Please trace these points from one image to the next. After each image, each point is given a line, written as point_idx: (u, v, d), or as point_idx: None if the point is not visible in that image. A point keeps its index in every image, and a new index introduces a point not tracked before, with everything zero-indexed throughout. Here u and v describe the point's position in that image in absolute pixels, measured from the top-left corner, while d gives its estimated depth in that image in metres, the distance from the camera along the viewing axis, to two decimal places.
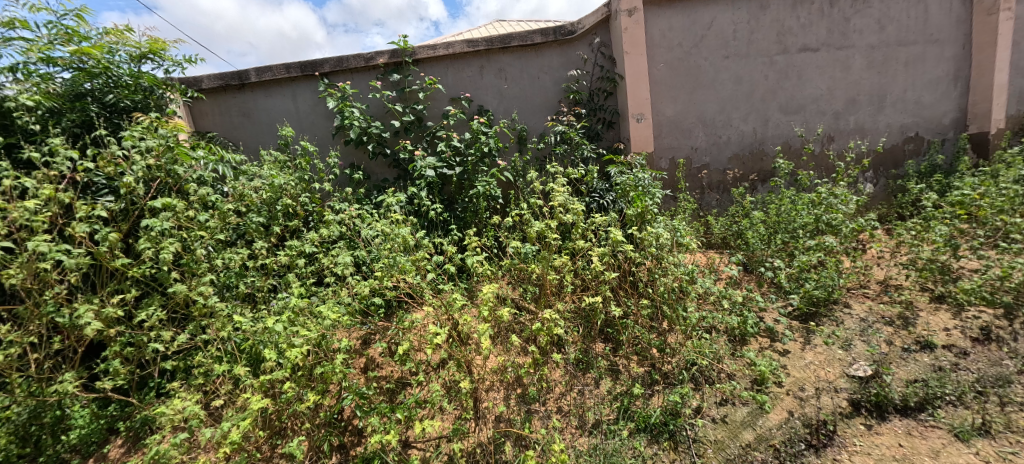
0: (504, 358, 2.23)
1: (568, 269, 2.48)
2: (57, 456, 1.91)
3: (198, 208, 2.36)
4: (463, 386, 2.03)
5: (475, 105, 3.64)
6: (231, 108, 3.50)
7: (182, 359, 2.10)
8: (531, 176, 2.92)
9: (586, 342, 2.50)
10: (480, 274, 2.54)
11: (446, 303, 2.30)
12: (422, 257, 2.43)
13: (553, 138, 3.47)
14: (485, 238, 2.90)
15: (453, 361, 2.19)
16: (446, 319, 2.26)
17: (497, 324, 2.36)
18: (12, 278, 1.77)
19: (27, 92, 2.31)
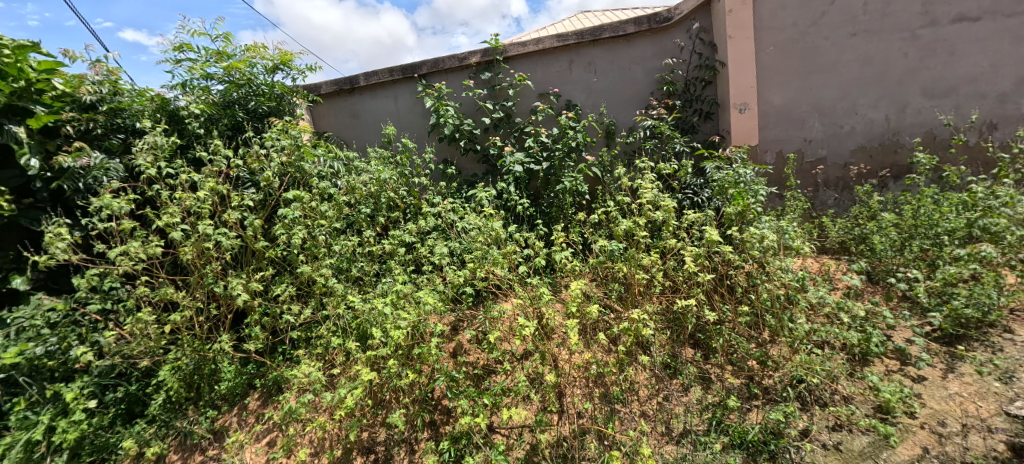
0: (589, 355, 2.22)
1: (658, 268, 2.39)
2: (211, 401, 2.31)
3: (320, 199, 2.68)
4: (548, 379, 2.07)
5: (563, 100, 3.63)
6: (342, 110, 3.90)
7: (305, 331, 2.41)
8: (618, 171, 2.85)
9: (675, 346, 2.40)
10: (568, 271, 2.55)
11: (534, 296, 2.35)
12: (512, 250, 2.51)
13: (644, 132, 3.34)
14: (571, 234, 2.90)
15: (539, 353, 2.25)
16: (533, 313, 2.31)
17: (583, 321, 2.34)
18: (186, 255, 2.18)
19: (194, 102, 2.80)
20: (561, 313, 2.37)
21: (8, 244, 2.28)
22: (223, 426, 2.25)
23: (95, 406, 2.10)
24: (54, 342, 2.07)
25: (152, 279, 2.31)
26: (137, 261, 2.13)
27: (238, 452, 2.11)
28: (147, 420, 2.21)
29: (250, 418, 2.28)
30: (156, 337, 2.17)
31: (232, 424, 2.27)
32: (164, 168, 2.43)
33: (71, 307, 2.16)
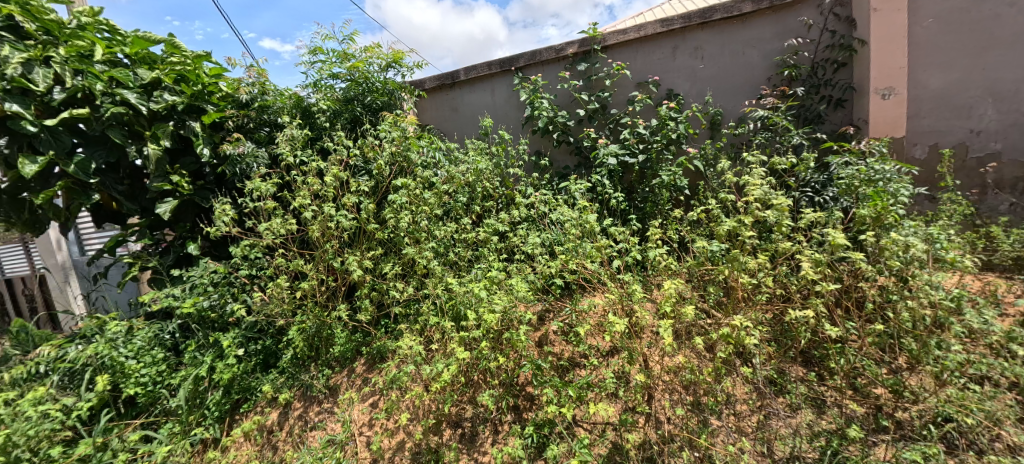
0: (684, 359, 2.11)
1: (767, 273, 2.17)
2: (327, 362, 2.62)
3: (423, 187, 2.87)
4: (637, 379, 2.00)
5: (664, 89, 3.43)
6: (443, 104, 4.11)
7: (405, 307, 2.61)
8: (722, 165, 2.63)
9: (783, 361, 2.17)
10: (663, 269, 2.44)
11: (625, 292, 2.27)
12: (605, 244, 2.45)
13: (755, 124, 3.04)
14: (668, 231, 2.74)
15: (627, 353, 2.17)
16: (623, 310, 2.26)
17: (679, 323, 2.21)
18: (313, 232, 2.49)
19: (322, 99, 3.16)
20: (653, 313, 2.27)
21: (186, 217, 2.80)
22: (336, 384, 2.56)
23: (242, 354, 2.51)
24: (215, 299, 2.52)
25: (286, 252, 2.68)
26: (276, 236, 2.49)
27: (348, 408, 2.38)
28: (278, 371, 2.59)
29: (357, 380, 2.55)
30: (289, 301, 2.52)
31: (343, 383, 2.56)
32: (297, 156, 2.79)
33: (227, 271, 2.60)
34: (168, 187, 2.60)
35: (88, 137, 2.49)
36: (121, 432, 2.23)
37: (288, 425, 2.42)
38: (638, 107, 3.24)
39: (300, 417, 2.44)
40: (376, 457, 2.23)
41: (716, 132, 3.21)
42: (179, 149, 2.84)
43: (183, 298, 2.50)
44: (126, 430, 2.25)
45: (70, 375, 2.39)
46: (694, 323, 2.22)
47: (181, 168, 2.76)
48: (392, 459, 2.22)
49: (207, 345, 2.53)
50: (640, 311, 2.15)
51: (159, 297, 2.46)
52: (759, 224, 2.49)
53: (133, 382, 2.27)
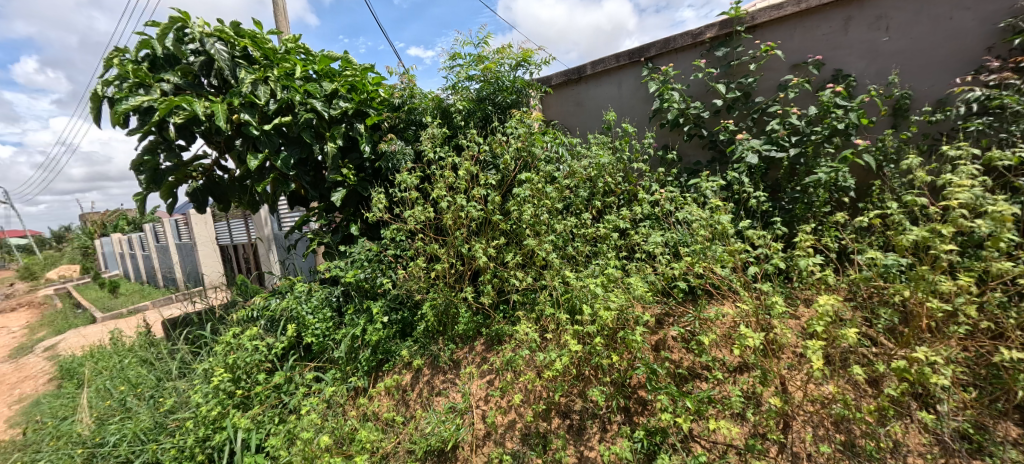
0: (837, 389, 1.86)
1: (966, 298, 1.78)
2: (452, 338, 2.90)
3: (546, 181, 2.95)
4: (773, 404, 1.86)
5: (829, 69, 3.01)
6: (568, 99, 4.14)
7: (524, 295, 2.76)
8: (913, 161, 2.23)
9: (984, 413, 1.79)
10: (812, 280, 2.16)
11: (761, 304, 2.08)
12: (740, 249, 2.26)
13: (967, 106, 2.52)
14: (825, 238, 2.43)
15: (761, 373, 2.01)
16: (758, 323, 2.09)
17: (832, 347, 1.97)
18: (455, 222, 2.81)
19: (459, 99, 3.45)
20: (797, 332, 2.08)
21: (351, 204, 3.36)
22: (458, 358, 2.83)
23: (386, 321, 2.93)
24: (368, 272, 2.99)
25: (434, 237, 3.00)
26: (417, 222, 2.84)
27: (468, 382, 2.62)
28: (412, 340, 2.96)
29: (477, 358, 2.79)
30: (424, 280, 2.84)
31: (465, 359, 2.82)
32: (435, 152, 3.10)
33: (379, 250, 3.04)
34: (339, 178, 3.14)
35: (289, 137, 3.12)
36: (300, 371, 2.82)
37: (417, 388, 2.76)
38: (793, 94, 2.91)
39: (428, 383, 2.77)
40: (490, 430, 2.43)
41: (900, 118, 2.74)
42: (347, 146, 3.41)
43: (346, 269, 3.04)
44: (304, 370, 2.84)
45: (271, 323, 3.06)
46: (853, 349, 1.97)
47: (349, 162, 3.31)
48: (503, 435, 2.39)
49: (361, 310, 3.02)
50: (779, 327, 1.96)
51: (331, 267, 3.03)
52: (958, 236, 2.04)
53: (310, 333, 2.85)
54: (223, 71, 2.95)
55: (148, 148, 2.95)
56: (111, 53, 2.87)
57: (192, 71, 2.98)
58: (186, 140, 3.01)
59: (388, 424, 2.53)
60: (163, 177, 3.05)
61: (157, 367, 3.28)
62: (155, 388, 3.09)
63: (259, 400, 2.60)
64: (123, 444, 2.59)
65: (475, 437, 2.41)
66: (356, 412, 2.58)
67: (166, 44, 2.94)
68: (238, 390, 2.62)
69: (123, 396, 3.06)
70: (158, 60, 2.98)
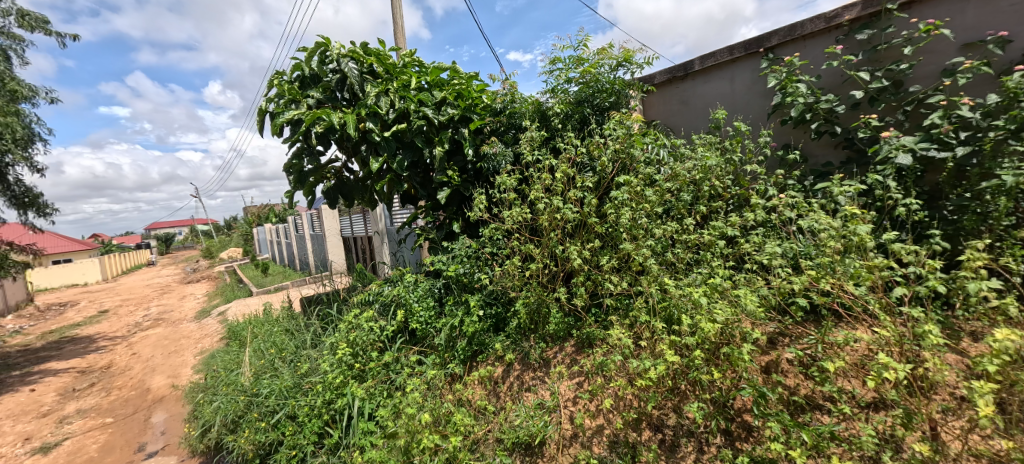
0: (1014, 447, 1.51)
1: None
2: (543, 336, 2.96)
3: (645, 184, 2.83)
4: (918, 450, 1.58)
5: (1016, 48, 2.47)
6: (672, 97, 3.86)
7: (617, 300, 2.72)
8: None
9: None
10: (982, 309, 1.78)
11: (907, 333, 1.78)
12: (881, 265, 1.94)
13: None
14: (1007, 258, 1.98)
15: (903, 413, 1.72)
16: (902, 355, 1.79)
17: (1010, 396, 1.61)
18: (552, 224, 2.85)
19: (558, 101, 3.48)
20: (956, 369, 1.76)
21: (454, 203, 3.61)
22: (549, 356, 2.89)
23: (481, 315, 3.10)
24: (467, 268, 3.18)
25: (531, 237, 3.07)
26: (514, 223, 2.94)
27: (557, 381, 2.66)
28: (505, 335, 3.08)
29: (567, 358, 2.81)
30: (519, 278, 2.93)
31: (555, 358, 2.87)
32: (534, 154, 3.18)
33: (477, 247, 3.22)
34: (446, 179, 3.40)
35: (403, 142, 3.46)
36: (406, 353, 3.12)
37: (508, 381, 2.88)
38: (962, 81, 2.44)
39: (519, 377, 2.87)
40: (577, 431, 2.43)
41: None
42: (452, 149, 3.66)
43: (448, 263, 3.27)
44: (409, 353, 3.14)
45: (384, 308, 3.42)
46: None
47: (453, 164, 3.56)
48: (591, 439, 2.38)
49: (460, 302, 3.24)
50: (931, 362, 1.66)
51: (435, 261, 3.29)
52: None
53: (416, 319, 3.13)
54: (354, 85, 3.39)
55: (296, 153, 3.49)
56: (273, 75, 3.45)
57: (330, 87, 3.45)
58: (323, 145, 3.49)
59: (480, 412, 2.69)
60: (306, 178, 3.58)
61: (297, 337, 3.87)
62: (293, 355, 3.65)
63: (372, 375, 2.96)
64: (272, 397, 3.14)
65: (562, 437, 2.43)
66: (452, 396, 2.78)
67: (312, 66, 3.46)
68: (357, 363, 2.99)
69: (273, 357, 3.69)
70: (306, 79, 3.52)
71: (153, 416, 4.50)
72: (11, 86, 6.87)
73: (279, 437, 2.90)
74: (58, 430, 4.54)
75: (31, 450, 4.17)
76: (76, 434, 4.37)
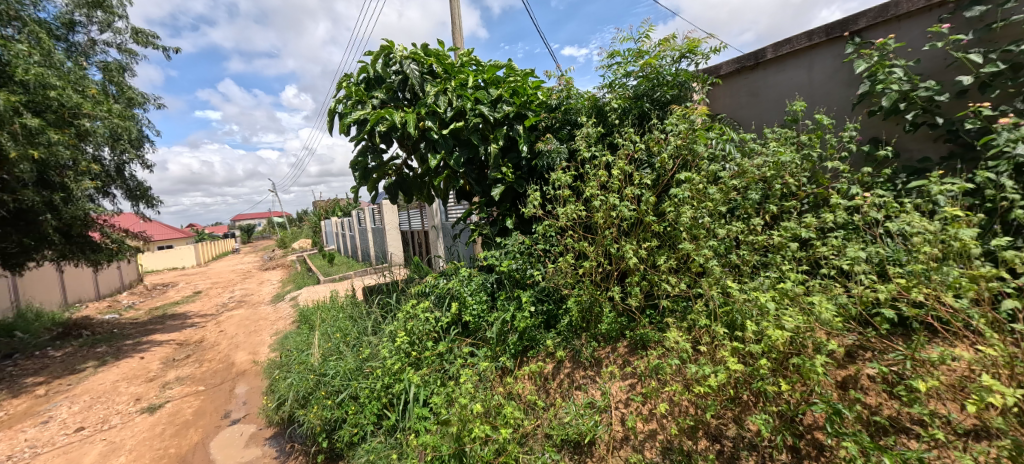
0: None
1: None
2: (594, 335, 2.90)
3: (709, 182, 2.67)
4: None
5: None
6: (740, 89, 3.58)
7: (674, 302, 2.60)
8: None
9: None
10: None
11: (1021, 354, 1.55)
12: (990, 276, 1.70)
13: None
14: None
15: (1012, 446, 1.51)
16: (1013, 379, 1.57)
17: None
18: (607, 222, 2.77)
19: (615, 96, 3.38)
20: None
21: (508, 199, 3.65)
22: (600, 356, 2.84)
23: (533, 311, 3.10)
24: (520, 263, 3.19)
25: (585, 234, 3.01)
26: (568, 220, 2.90)
27: (609, 381, 2.60)
28: (556, 332, 3.06)
29: (619, 359, 2.75)
30: (571, 275, 2.88)
31: (607, 358, 2.81)
32: (590, 150, 3.12)
33: (530, 244, 3.22)
34: (500, 176, 3.43)
35: (460, 139, 3.53)
36: (459, 344, 3.20)
37: (558, 378, 2.86)
38: None
39: (569, 375, 2.84)
40: (629, 434, 2.37)
41: None
42: (507, 146, 3.69)
43: (501, 259, 3.31)
44: (462, 344, 3.22)
45: (439, 300, 3.52)
46: None
47: (508, 161, 3.58)
48: (642, 443, 2.31)
49: (512, 297, 3.27)
50: None
51: (488, 256, 3.34)
52: None
53: (469, 312, 3.20)
54: (414, 85, 3.51)
55: (362, 150, 3.68)
56: (341, 78, 3.66)
57: (393, 88, 3.61)
58: (385, 143, 3.65)
59: (529, 406, 2.70)
60: (369, 174, 3.77)
61: (359, 324, 4.10)
62: (356, 340, 3.87)
63: (427, 363, 3.07)
64: (338, 378, 3.35)
65: (612, 438, 2.38)
66: (503, 389, 2.82)
67: (377, 68, 3.62)
68: (413, 351, 3.12)
69: (338, 341, 3.94)
70: (371, 81, 3.71)
71: (237, 387, 4.98)
72: (127, 93, 7.83)
73: (343, 415, 3.09)
74: (162, 394, 5.15)
75: (140, 408, 4.77)
76: (175, 398, 4.94)
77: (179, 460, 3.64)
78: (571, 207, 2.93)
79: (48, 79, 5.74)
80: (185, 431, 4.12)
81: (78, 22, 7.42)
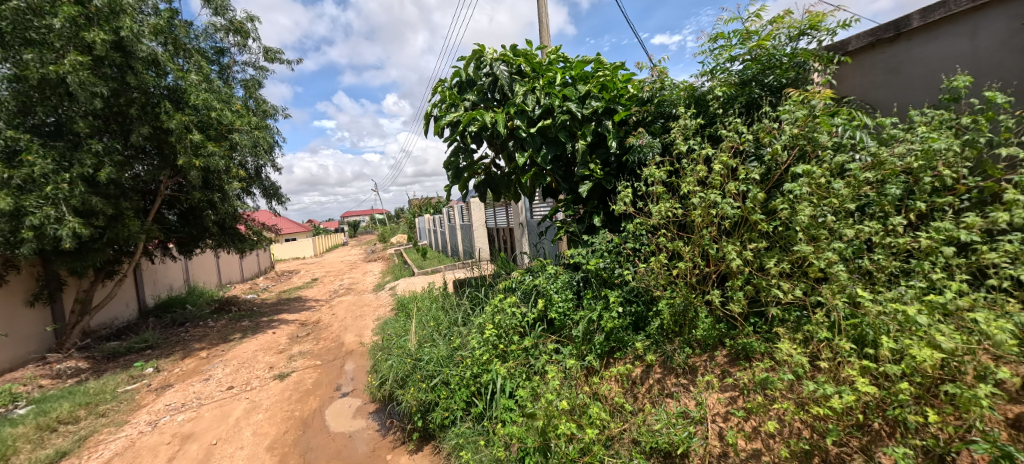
0: None
1: None
2: (689, 341, 2.72)
3: (833, 175, 2.32)
4: None
5: None
6: (876, 65, 3.06)
7: (785, 311, 2.33)
8: None
9: None
10: None
11: None
12: None
13: None
14: None
15: None
16: None
17: None
18: (705, 220, 2.55)
19: (718, 83, 3.12)
20: None
21: (596, 197, 3.56)
22: (695, 364, 2.65)
23: (620, 312, 2.99)
24: (608, 262, 3.09)
25: (681, 232, 2.81)
26: (662, 218, 2.72)
27: (704, 391, 2.41)
28: (646, 335, 2.92)
29: (717, 369, 2.53)
30: (664, 277, 2.71)
31: (703, 367, 2.61)
32: (689, 142, 2.90)
33: (619, 242, 3.11)
34: (588, 172, 3.35)
35: (548, 137, 3.52)
36: (545, 341, 3.19)
37: (648, 383, 2.72)
38: None
39: (659, 382, 2.68)
40: (728, 451, 2.17)
41: None
42: (596, 141, 3.59)
43: (589, 257, 3.23)
44: (547, 341, 3.20)
45: (525, 296, 3.54)
46: None
47: (596, 157, 3.49)
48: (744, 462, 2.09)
49: (599, 296, 3.17)
50: None
51: (575, 254, 3.28)
52: None
53: (555, 309, 3.18)
54: (504, 86, 3.57)
55: (454, 151, 3.84)
56: (436, 83, 3.85)
57: (484, 90, 3.71)
58: (476, 142, 3.77)
59: (616, 409, 2.61)
60: (461, 173, 3.92)
61: (451, 314, 4.31)
62: (448, 329, 4.07)
63: (513, 357, 3.11)
64: (432, 363, 3.55)
65: (709, 453, 2.20)
66: (588, 388, 2.76)
67: (469, 71, 3.75)
68: (500, 344, 3.19)
69: (432, 329, 4.18)
70: (463, 84, 3.85)
71: (346, 364, 5.54)
72: (262, 107, 9.09)
73: (436, 398, 3.27)
74: (289, 364, 5.93)
75: (273, 375, 5.54)
76: (298, 370, 5.64)
77: (301, 423, 4.13)
78: (666, 204, 2.74)
79: (211, 102, 6.91)
80: (307, 398, 4.68)
81: (227, 49, 8.80)
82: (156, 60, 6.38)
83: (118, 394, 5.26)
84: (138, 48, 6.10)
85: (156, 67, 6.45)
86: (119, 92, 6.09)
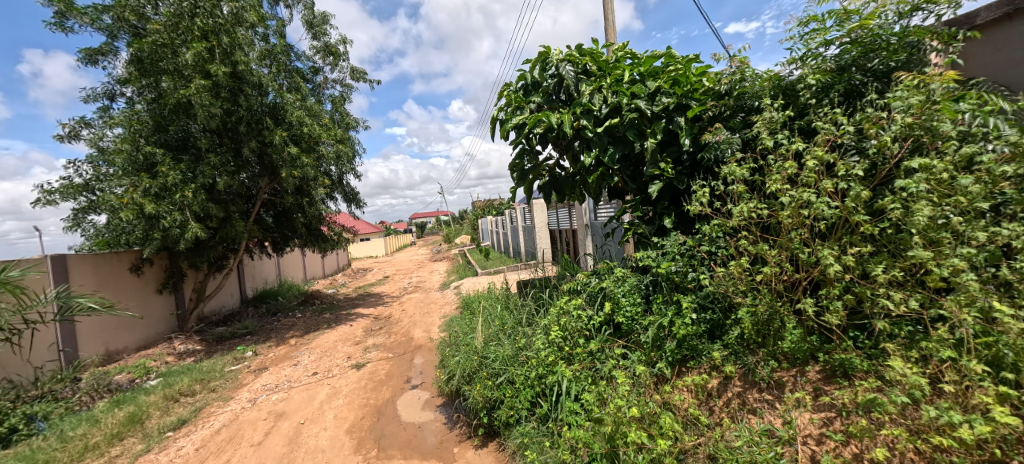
0: None
1: None
2: (775, 353, 2.49)
3: (959, 168, 2.01)
4: None
5: None
6: (1017, 38, 2.60)
7: (894, 325, 2.05)
8: None
9: None
10: None
11: None
12: None
13: None
14: None
15: None
16: None
17: None
18: (794, 221, 2.32)
19: (810, 70, 2.84)
20: None
21: (668, 197, 3.40)
22: (782, 379, 2.42)
23: (695, 318, 2.82)
24: (680, 266, 2.92)
25: (766, 236, 2.59)
26: (742, 219, 2.53)
27: (793, 409, 2.20)
28: (723, 345, 2.72)
29: (808, 387, 2.29)
30: (745, 282, 2.51)
31: (791, 383, 2.38)
32: (777, 136, 2.66)
33: (693, 245, 2.93)
34: (658, 172, 3.21)
35: (615, 136, 3.41)
36: (612, 345, 3.10)
37: (726, 397, 2.53)
38: None
39: (739, 396, 2.49)
40: None
41: None
42: (668, 139, 3.43)
43: (659, 260, 3.08)
44: (614, 345, 3.11)
45: (591, 299, 3.46)
46: None
47: (668, 156, 3.33)
48: None
49: (670, 301, 3.02)
50: None
51: (644, 257, 3.15)
52: None
53: (622, 314, 3.08)
54: (570, 86, 3.52)
55: (520, 153, 3.86)
56: (502, 87, 3.90)
57: (549, 91, 3.69)
58: (540, 144, 3.76)
59: (690, 421, 2.46)
60: (526, 175, 3.93)
61: (516, 314, 4.34)
62: (512, 329, 4.10)
63: (579, 360, 3.06)
64: (498, 361, 3.59)
65: None
66: (659, 397, 2.64)
67: (534, 74, 3.75)
68: (566, 346, 3.16)
69: (497, 328, 4.23)
70: (528, 87, 3.86)
71: (415, 358, 5.80)
72: (346, 120, 9.80)
73: (501, 396, 3.31)
74: (365, 355, 6.33)
75: (351, 364, 5.94)
76: (373, 361, 6.00)
77: (376, 411, 4.38)
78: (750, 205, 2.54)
79: (303, 118, 7.52)
80: (381, 387, 4.95)
81: (320, 69, 9.61)
82: (260, 83, 7.12)
83: (225, 373, 5.94)
84: (247, 74, 6.82)
85: (260, 88, 7.19)
86: (231, 111, 6.88)
